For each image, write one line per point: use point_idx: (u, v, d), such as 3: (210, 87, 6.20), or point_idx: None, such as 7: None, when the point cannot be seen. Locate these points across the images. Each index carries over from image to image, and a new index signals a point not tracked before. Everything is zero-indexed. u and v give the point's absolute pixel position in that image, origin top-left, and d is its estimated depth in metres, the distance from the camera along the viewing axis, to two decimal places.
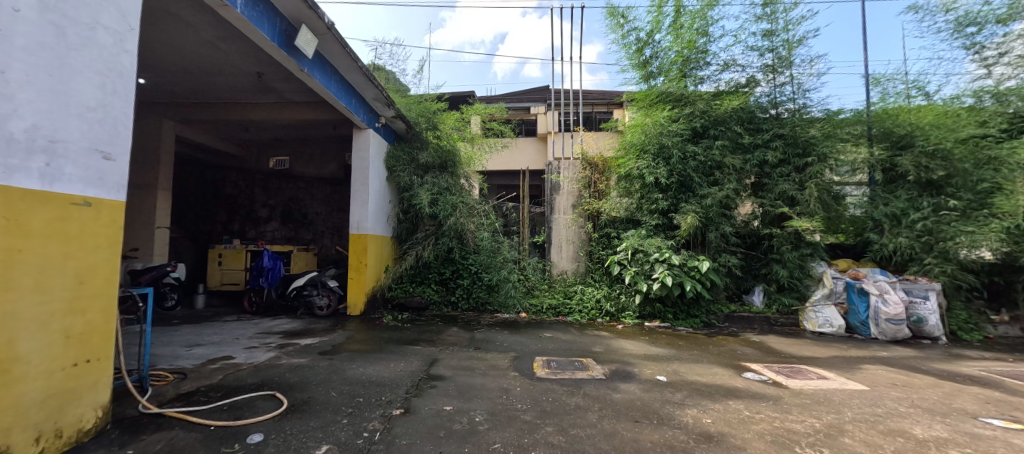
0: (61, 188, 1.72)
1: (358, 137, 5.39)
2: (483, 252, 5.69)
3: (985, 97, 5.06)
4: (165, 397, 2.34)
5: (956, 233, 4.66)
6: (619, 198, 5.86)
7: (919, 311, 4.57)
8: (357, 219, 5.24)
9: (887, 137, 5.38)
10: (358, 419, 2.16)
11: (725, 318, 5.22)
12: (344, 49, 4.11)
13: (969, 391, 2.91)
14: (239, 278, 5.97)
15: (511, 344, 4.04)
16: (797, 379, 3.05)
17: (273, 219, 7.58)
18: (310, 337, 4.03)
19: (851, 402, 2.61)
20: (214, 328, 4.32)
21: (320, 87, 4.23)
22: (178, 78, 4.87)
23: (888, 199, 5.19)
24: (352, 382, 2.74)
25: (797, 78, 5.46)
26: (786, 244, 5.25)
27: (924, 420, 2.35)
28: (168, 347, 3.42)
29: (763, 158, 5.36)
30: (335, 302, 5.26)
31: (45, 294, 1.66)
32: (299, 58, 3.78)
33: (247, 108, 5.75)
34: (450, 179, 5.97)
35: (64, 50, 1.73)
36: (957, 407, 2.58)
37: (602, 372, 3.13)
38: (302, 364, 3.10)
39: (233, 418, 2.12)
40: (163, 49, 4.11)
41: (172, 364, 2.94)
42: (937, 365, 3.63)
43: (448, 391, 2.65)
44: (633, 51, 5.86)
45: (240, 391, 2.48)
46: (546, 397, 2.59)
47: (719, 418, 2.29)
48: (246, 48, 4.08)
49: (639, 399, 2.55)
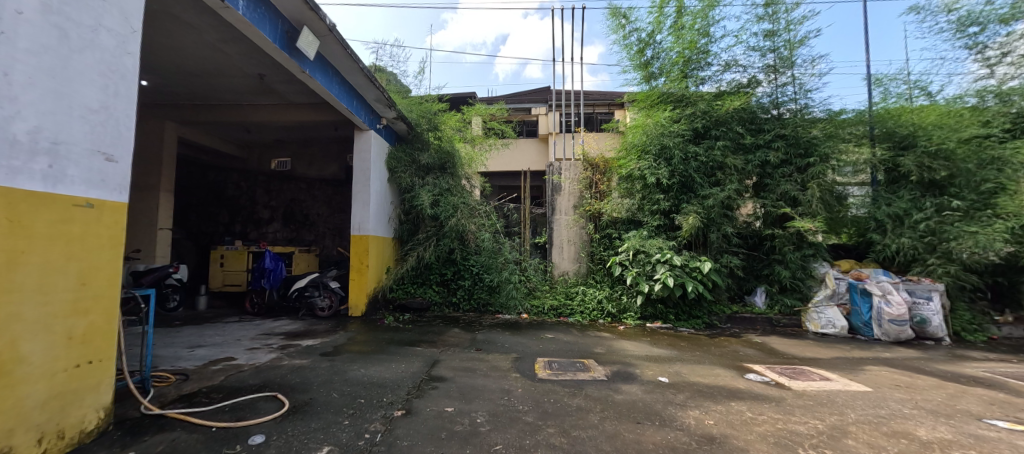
0: (63, 190, 1.72)
1: (359, 138, 5.39)
2: (484, 253, 5.68)
3: (988, 97, 5.04)
4: (167, 398, 2.34)
5: (959, 233, 4.62)
6: (620, 199, 5.86)
7: (922, 312, 4.55)
8: (358, 220, 5.24)
9: (889, 137, 5.36)
10: (359, 420, 2.16)
11: (727, 319, 5.21)
12: (345, 50, 4.12)
13: (973, 393, 2.89)
14: (241, 279, 5.98)
15: (512, 345, 4.03)
16: (799, 381, 3.03)
17: (275, 220, 7.60)
18: (311, 338, 4.03)
19: (854, 404, 2.60)
20: (216, 329, 4.33)
21: (321, 88, 4.24)
22: (180, 80, 4.89)
23: (891, 200, 5.17)
24: (354, 383, 2.74)
25: (798, 78, 5.45)
26: (788, 245, 5.23)
27: (928, 422, 2.34)
28: (169, 348, 3.43)
29: (765, 159, 5.35)
30: (336, 303, 5.27)
31: (47, 295, 1.66)
32: (300, 59, 3.79)
33: (249, 109, 5.76)
34: (451, 180, 5.97)
35: (67, 52, 1.73)
36: (962, 408, 2.57)
37: (603, 373, 3.12)
38: (304, 365, 3.10)
39: (235, 419, 2.12)
40: (166, 51, 4.13)
41: (174, 365, 2.95)
42: (941, 366, 3.61)
43: (449, 392, 2.65)
44: (634, 52, 5.86)
45: (241, 392, 2.48)
46: (547, 398, 2.59)
47: (721, 419, 2.28)
48: (247, 50, 4.09)
49: (641, 401, 2.54)
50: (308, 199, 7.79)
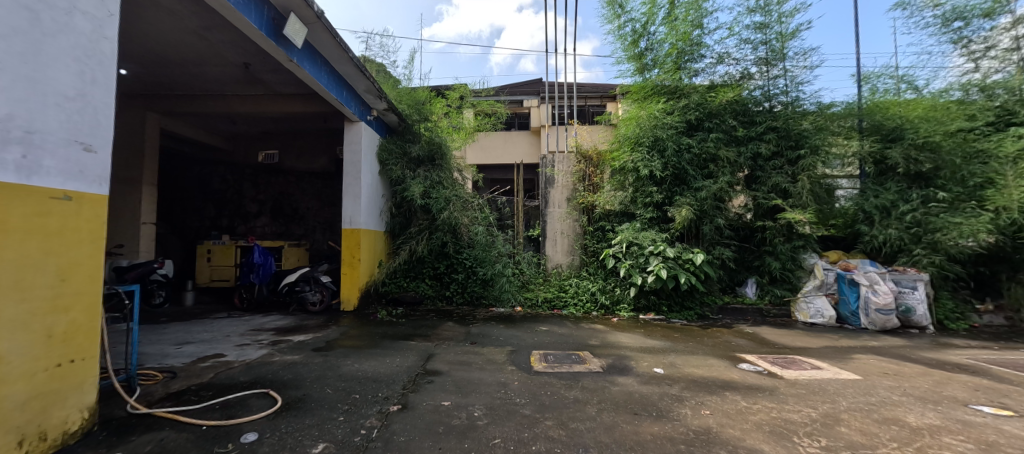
0: (38, 181, 1.64)
1: (348, 130, 5.28)
2: (477, 246, 5.63)
3: (973, 90, 5.20)
4: (154, 397, 2.25)
5: (945, 224, 4.73)
6: (613, 192, 5.86)
7: (908, 301, 4.63)
8: (350, 214, 5.17)
9: (878, 130, 5.41)
10: (355, 416, 2.13)
11: (719, 309, 5.28)
12: (334, 39, 4.00)
13: (958, 379, 2.96)
14: (228, 274, 5.85)
15: (508, 338, 4.02)
16: (791, 369, 3.09)
17: (263, 214, 7.43)
18: (302, 334, 3.95)
19: (845, 392, 2.65)
20: (205, 325, 4.23)
21: (310, 78, 4.13)
22: (161, 69, 4.73)
23: (878, 191, 5.23)
24: (348, 378, 2.71)
25: (789, 71, 5.49)
26: (779, 236, 5.29)
27: (917, 408, 2.39)
28: (156, 345, 3.34)
29: (756, 151, 5.41)
30: (328, 297, 5.18)
31: (24, 292, 1.58)
32: (287, 48, 3.67)
33: (235, 100, 5.62)
34: (443, 173, 5.91)
35: (39, 36, 1.64)
36: (948, 394, 2.64)
37: (599, 365, 3.13)
38: (295, 361, 3.05)
39: (226, 418, 2.07)
40: (148, 37, 3.98)
41: (161, 363, 2.86)
42: (927, 354, 3.70)
43: (445, 386, 2.63)
44: (628, 43, 5.82)
45: (232, 390, 2.42)
46: (544, 390, 2.58)
47: (717, 410, 2.29)
48: (232, 37, 3.97)
49: (638, 393, 2.54)
50: (297, 192, 7.66)
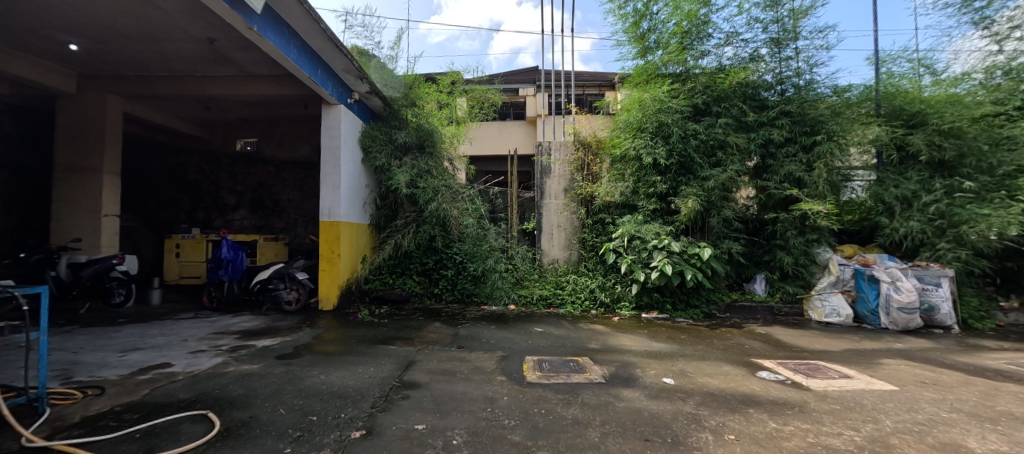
0: None
1: (327, 114, 4.84)
2: (468, 240, 5.22)
3: (997, 73, 4.87)
4: (63, 424, 1.85)
5: (971, 216, 4.39)
6: (613, 183, 5.45)
7: (931, 299, 4.30)
8: (329, 205, 4.77)
9: (897, 115, 5.03)
10: (305, 448, 1.73)
11: (726, 307, 4.92)
12: (303, 5, 3.56)
13: (1006, 390, 2.61)
14: (199, 270, 5.43)
15: (498, 341, 3.65)
16: (818, 379, 2.73)
17: (241, 206, 7.01)
18: (269, 338, 3.56)
19: (885, 407, 2.29)
20: (163, 327, 3.82)
21: (276, 52, 3.69)
22: (116, 44, 4.26)
23: (898, 181, 4.86)
24: (308, 394, 2.31)
25: (803, 52, 5.08)
26: (792, 229, 4.93)
27: (974, 429, 2.03)
28: (97, 353, 2.93)
29: (768, 137, 5.02)
30: (305, 296, 4.79)
31: None
32: (246, 13, 3.20)
33: (203, 81, 5.15)
34: (431, 161, 5.48)
35: None
36: (1004, 410, 2.28)
37: (601, 375, 2.76)
38: (252, 371, 2.65)
39: (143, 450, 1.67)
40: (93, 4, 3.52)
41: (92, 376, 2.46)
42: (960, 358, 3.35)
43: (422, 403, 2.24)
44: (630, 23, 5.38)
45: (164, 412, 2.01)
46: (537, 408, 2.20)
47: (744, 434, 1.93)
48: (188, 5, 3.52)
49: (647, 411, 2.18)
50: (277, 183, 7.23)
